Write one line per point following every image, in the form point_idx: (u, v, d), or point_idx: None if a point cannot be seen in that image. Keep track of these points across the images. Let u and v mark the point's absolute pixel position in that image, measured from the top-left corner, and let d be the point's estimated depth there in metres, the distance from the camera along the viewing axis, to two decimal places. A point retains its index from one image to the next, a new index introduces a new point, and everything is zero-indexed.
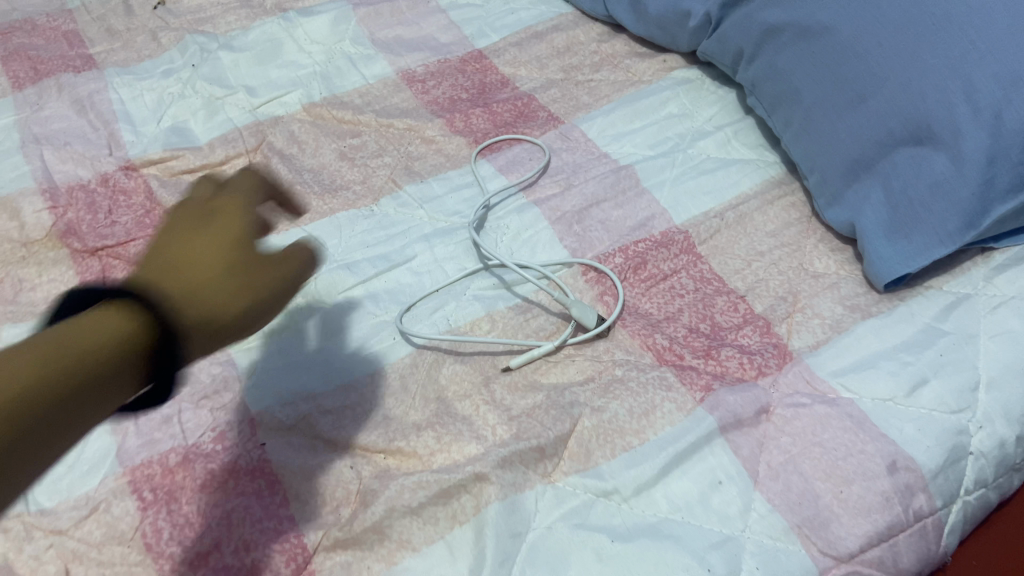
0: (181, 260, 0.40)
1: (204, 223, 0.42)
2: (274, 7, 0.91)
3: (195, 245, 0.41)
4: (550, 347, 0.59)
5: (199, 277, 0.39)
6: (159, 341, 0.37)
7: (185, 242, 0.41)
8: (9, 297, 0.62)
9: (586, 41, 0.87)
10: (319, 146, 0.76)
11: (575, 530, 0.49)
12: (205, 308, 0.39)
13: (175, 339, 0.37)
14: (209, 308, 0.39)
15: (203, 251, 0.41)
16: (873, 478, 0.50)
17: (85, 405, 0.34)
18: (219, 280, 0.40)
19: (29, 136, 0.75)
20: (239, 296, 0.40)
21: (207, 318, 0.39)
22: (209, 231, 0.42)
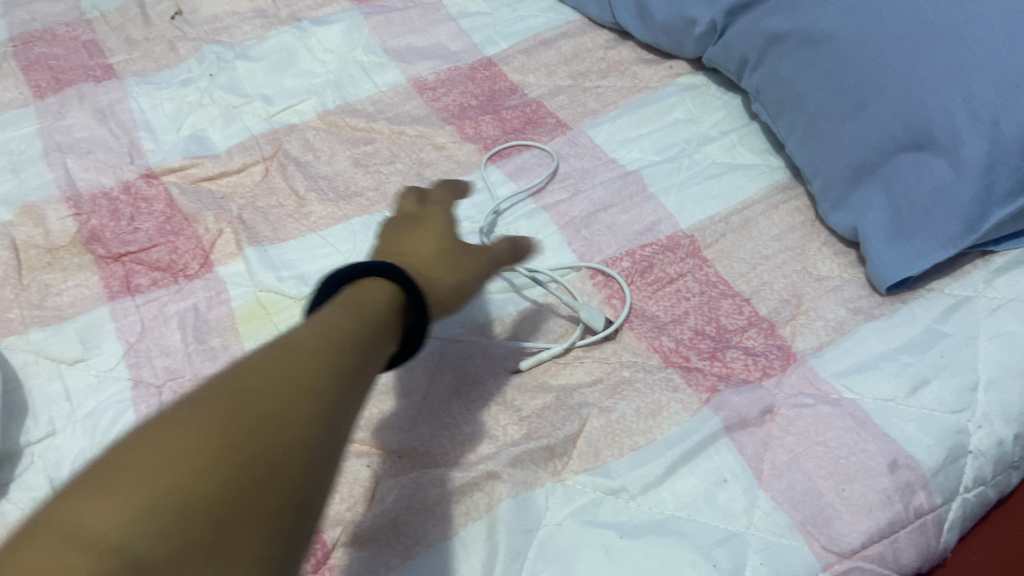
0: (412, 245, 0.51)
1: (410, 223, 0.54)
2: (288, 16, 0.93)
3: (417, 237, 0.52)
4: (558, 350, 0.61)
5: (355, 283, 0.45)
6: (348, 357, 0.39)
7: (406, 237, 0.52)
8: (36, 302, 0.64)
9: (593, 48, 0.89)
10: (334, 153, 0.78)
11: (584, 526, 0.51)
12: (383, 318, 0.43)
13: (358, 352, 0.40)
14: (382, 321, 0.43)
15: (421, 243, 0.52)
16: (874, 476, 0.51)
17: (317, 388, 0.37)
18: (443, 259, 0.51)
19: (52, 145, 0.77)
20: (457, 270, 0.51)
21: (387, 326, 0.43)
22: (417, 231, 0.53)
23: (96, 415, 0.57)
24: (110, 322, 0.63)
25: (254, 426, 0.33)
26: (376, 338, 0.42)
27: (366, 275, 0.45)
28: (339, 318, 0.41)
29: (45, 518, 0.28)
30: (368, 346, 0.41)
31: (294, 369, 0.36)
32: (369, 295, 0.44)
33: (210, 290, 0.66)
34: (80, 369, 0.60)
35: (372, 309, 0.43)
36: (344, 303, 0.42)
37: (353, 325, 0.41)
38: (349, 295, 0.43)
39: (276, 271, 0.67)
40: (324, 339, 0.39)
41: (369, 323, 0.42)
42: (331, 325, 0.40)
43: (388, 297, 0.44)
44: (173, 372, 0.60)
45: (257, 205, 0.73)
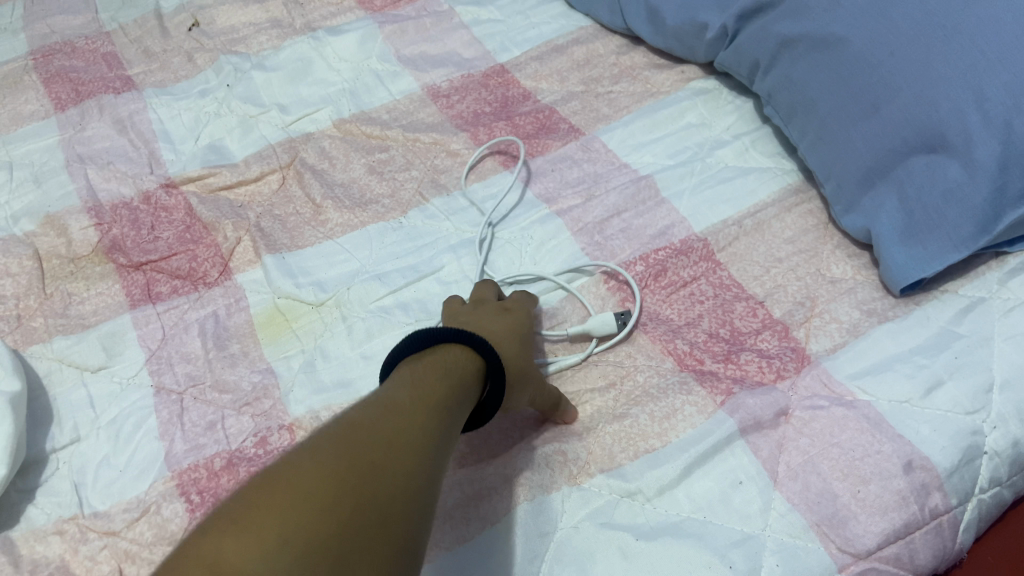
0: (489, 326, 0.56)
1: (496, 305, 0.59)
2: (303, 25, 0.94)
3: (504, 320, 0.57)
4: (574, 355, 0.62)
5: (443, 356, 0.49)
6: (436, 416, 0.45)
7: (489, 317, 0.57)
8: (60, 310, 0.66)
9: (605, 54, 0.90)
10: (349, 161, 0.79)
11: (601, 528, 0.52)
12: (465, 383, 0.48)
13: (443, 414, 0.45)
14: (463, 385, 0.48)
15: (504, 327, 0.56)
16: (889, 477, 0.51)
17: (407, 444, 0.42)
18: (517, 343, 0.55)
19: (73, 156, 0.78)
20: (523, 362, 0.54)
21: (468, 389, 0.48)
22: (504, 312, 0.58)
23: (119, 421, 0.58)
24: (132, 330, 0.64)
25: (364, 479, 0.38)
26: (458, 401, 0.47)
27: (452, 342, 0.49)
28: (428, 382, 0.46)
29: (193, 554, 0.33)
30: (451, 407, 0.46)
31: (391, 429, 0.42)
32: (452, 359, 0.49)
33: (230, 297, 0.67)
34: (103, 376, 0.61)
35: (456, 376, 0.48)
36: (433, 369, 0.47)
37: (439, 389, 0.46)
38: (436, 360, 0.48)
39: (294, 278, 0.68)
40: (414, 403, 0.44)
41: (451, 386, 0.47)
42: (420, 386, 0.46)
43: (470, 363, 0.49)
44: (194, 379, 0.61)
45: (275, 213, 0.74)
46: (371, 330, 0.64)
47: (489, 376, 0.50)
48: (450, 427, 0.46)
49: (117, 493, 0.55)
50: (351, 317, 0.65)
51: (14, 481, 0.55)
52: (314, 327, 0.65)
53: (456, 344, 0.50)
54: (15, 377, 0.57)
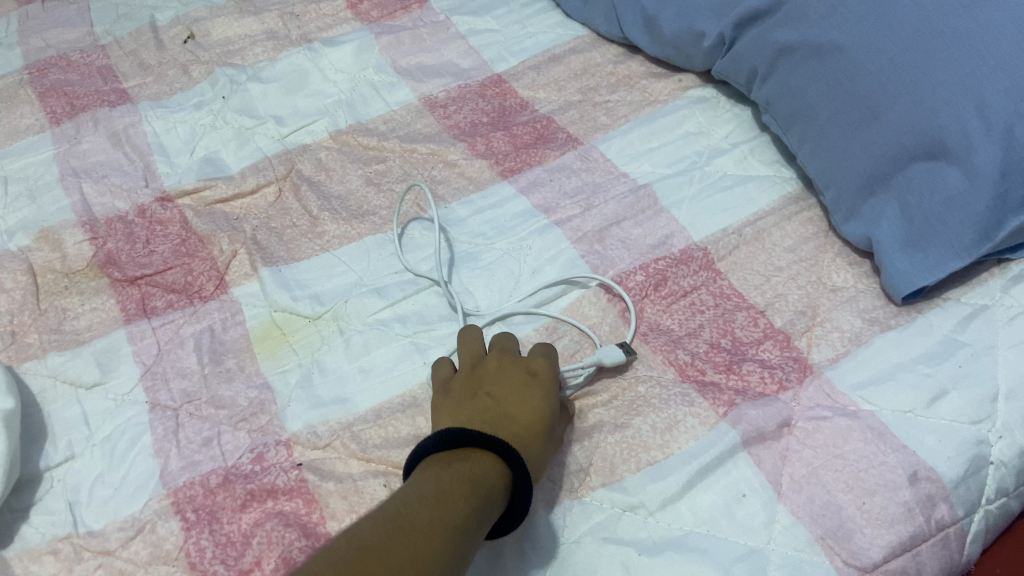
0: (507, 417, 0.51)
1: (516, 382, 0.54)
2: (299, 37, 0.94)
3: (525, 408, 0.52)
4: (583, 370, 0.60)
5: (468, 467, 0.46)
6: (455, 534, 0.43)
7: (509, 401, 0.52)
8: (54, 326, 0.65)
9: (602, 63, 0.89)
10: (346, 172, 0.78)
11: (603, 543, 0.51)
12: (489, 500, 0.45)
13: (460, 537, 0.43)
14: (489, 501, 0.45)
15: (529, 419, 0.51)
16: (895, 489, 0.51)
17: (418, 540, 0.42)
18: (540, 441, 0.51)
19: (68, 170, 0.78)
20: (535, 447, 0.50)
21: (490, 509, 0.45)
22: (529, 398, 0.53)
23: (114, 438, 0.58)
24: (127, 346, 0.64)
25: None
26: (481, 518, 0.44)
27: (482, 449, 0.47)
28: (452, 498, 0.44)
29: None
30: (471, 531, 0.44)
31: (401, 562, 0.40)
32: (480, 471, 0.46)
33: (226, 311, 0.66)
34: (98, 392, 0.61)
35: (482, 493, 0.45)
36: (457, 482, 0.45)
37: (460, 507, 0.44)
38: (462, 471, 0.45)
39: (291, 291, 0.67)
40: (436, 524, 0.43)
41: (475, 503, 0.44)
42: (443, 498, 0.44)
43: (496, 476, 0.46)
44: (190, 395, 0.60)
45: (271, 226, 0.73)
46: (369, 344, 0.63)
47: (517, 493, 0.46)
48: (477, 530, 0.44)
49: (111, 511, 0.54)
50: (349, 330, 0.64)
51: (7, 500, 0.54)
52: (311, 341, 0.64)
53: (484, 451, 0.47)
54: (8, 395, 0.56)
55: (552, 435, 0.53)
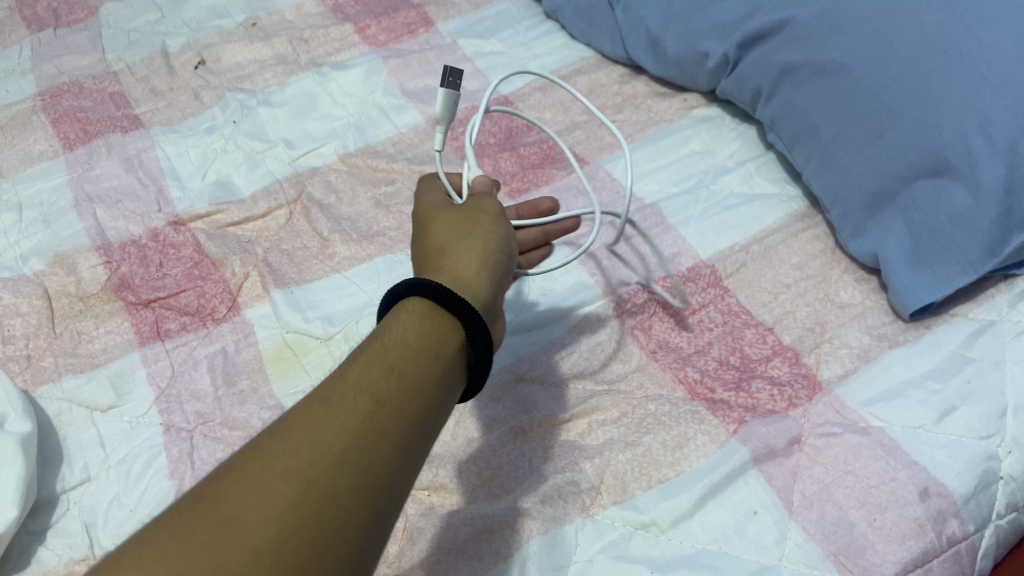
0: (421, 249, 0.52)
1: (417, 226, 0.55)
2: (308, 61, 0.95)
3: (427, 234, 0.52)
4: (449, 100, 0.58)
5: (384, 330, 0.44)
6: (359, 409, 0.40)
7: (416, 243, 0.53)
8: (69, 349, 0.66)
9: (607, 84, 0.90)
10: (355, 195, 0.79)
11: (616, 561, 0.51)
12: (410, 347, 0.43)
13: (367, 409, 0.40)
14: (406, 355, 0.42)
15: (430, 245, 0.51)
16: (906, 505, 0.51)
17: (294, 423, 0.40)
18: (451, 250, 0.50)
19: (82, 196, 0.79)
20: (443, 255, 0.49)
21: (419, 355, 0.43)
22: (423, 236, 0.52)
23: (130, 460, 0.58)
24: (141, 367, 0.64)
25: (213, 543, 0.35)
26: (407, 363, 0.42)
27: (401, 306, 0.45)
28: (356, 367, 0.42)
29: None
30: (385, 384, 0.41)
31: (272, 448, 0.38)
32: (396, 327, 0.44)
33: (238, 332, 0.67)
34: (113, 415, 0.61)
35: (398, 342, 0.43)
36: (369, 348, 0.43)
37: (363, 369, 0.42)
38: (379, 335, 0.44)
39: (302, 312, 0.68)
40: (326, 407, 0.40)
41: (384, 361, 0.42)
42: (338, 380, 0.41)
43: (418, 319, 0.44)
44: (204, 417, 0.61)
45: (282, 248, 0.74)
46: None
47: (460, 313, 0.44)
48: (404, 376, 0.42)
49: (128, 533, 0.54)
50: None
51: (25, 523, 0.55)
52: (323, 362, 0.65)
53: (402, 305, 0.45)
54: (24, 419, 0.57)
55: (460, 232, 0.51)
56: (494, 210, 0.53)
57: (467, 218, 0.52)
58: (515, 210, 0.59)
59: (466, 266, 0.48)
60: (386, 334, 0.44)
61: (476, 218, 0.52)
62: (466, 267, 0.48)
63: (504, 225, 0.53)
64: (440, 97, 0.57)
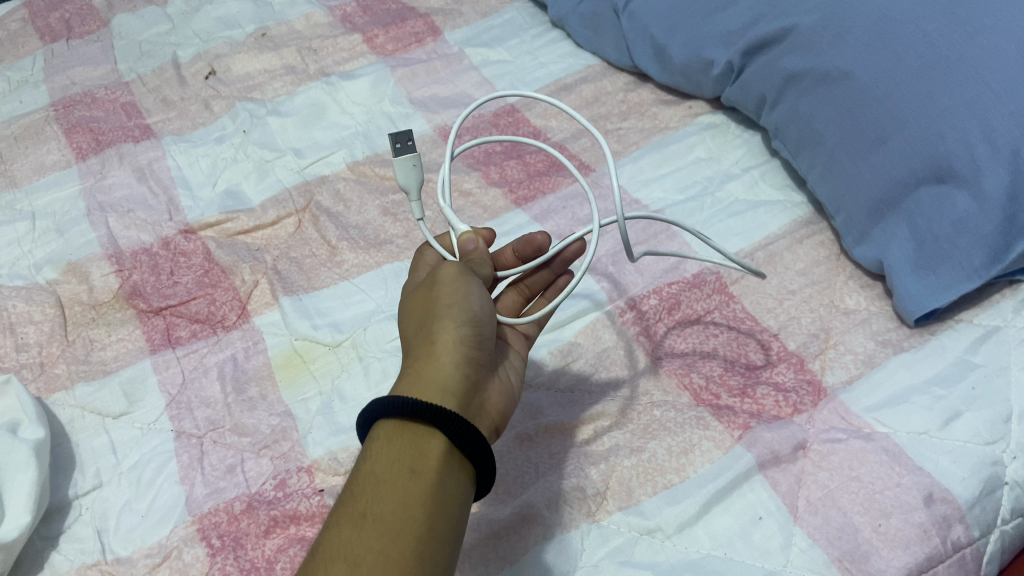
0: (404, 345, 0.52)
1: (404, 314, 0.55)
2: (317, 71, 0.96)
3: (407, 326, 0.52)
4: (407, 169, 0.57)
5: (359, 474, 0.44)
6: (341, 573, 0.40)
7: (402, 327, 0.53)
8: (82, 356, 0.67)
9: (613, 91, 0.91)
10: (364, 203, 0.80)
11: (622, 567, 0.51)
12: (384, 483, 0.43)
13: (347, 570, 0.40)
14: (379, 494, 0.42)
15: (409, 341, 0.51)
16: (910, 510, 0.51)
17: None
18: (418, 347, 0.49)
19: (94, 206, 0.80)
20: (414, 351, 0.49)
21: (393, 486, 0.42)
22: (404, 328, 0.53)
23: (141, 466, 0.59)
24: (152, 374, 0.65)
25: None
26: (382, 505, 0.42)
27: (375, 437, 0.45)
28: (337, 527, 0.42)
29: None
30: (363, 534, 0.41)
31: None
32: (370, 467, 0.44)
33: (248, 339, 0.68)
34: (125, 421, 0.62)
35: (372, 486, 0.43)
36: (349, 500, 0.43)
37: (340, 531, 0.42)
38: (357, 478, 0.44)
39: (311, 320, 0.68)
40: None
41: (359, 512, 0.42)
42: (325, 550, 0.41)
43: (390, 450, 0.44)
44: (214, 423, 0.62)
45: (291, 256, 0.75)
46: (388, 370, 0.64)
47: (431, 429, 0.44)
48: (381, 520, 0.41)
49: (139, 538, 0.55)
50: (368, 357, 0.65)
51: (38, 528, 0.56)
52: (331, 368, 0.65)
53: (375, 438, 0.45)
54: (38, 426, 0.58)
55: (426, 318, 0.50)
56: (449, 276, 0.50)
57: (428, 298, 0.51)
58: (511, 249, 0.56)
59: (428, 360, 0.47)
60: (359, 479, 0.44)
61: (433, 291, 0.51)
62: (428, 363, 0.47)
63: (466, 287, 0.50)
64: (398, 166, 0.57)
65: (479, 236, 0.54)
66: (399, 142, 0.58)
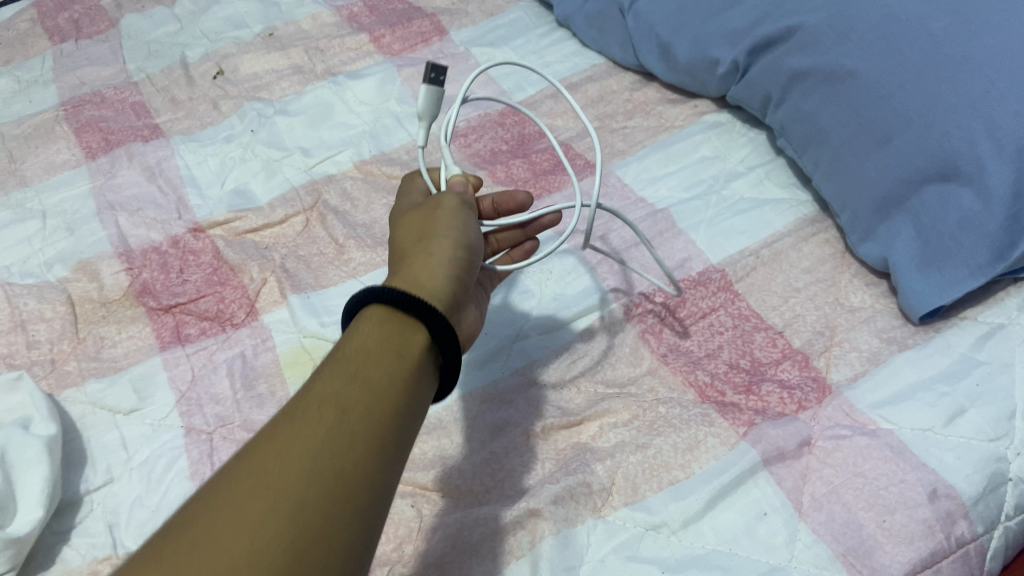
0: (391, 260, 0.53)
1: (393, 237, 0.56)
2: (324, 70, 0.97)
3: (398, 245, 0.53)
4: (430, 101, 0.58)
5: (346, 343, 0.44)
6: (324, 420, 0.40)
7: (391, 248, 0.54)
8: (93, 354, 0.67)
9: (618, 90, 0.91)
10: (371, 202, 0.80)
11: (627, 562, 0.52)
12: (371, 354, 0.43)
13: (334, 416, 0.41)
14: (366, 363, 0.43)
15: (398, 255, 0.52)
16: (914, 506, 0.51)
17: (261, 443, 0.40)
18: (410, 256, 0.50)
19: (104, 204, 0.81)
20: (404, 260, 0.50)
21: (381, 359, 0.43)
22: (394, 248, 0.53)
23: (151, 462, 0.60)
24: (162, 371, 0.66)
25: (199, 558, 0.35)
26: (367, 371, 0.43)
27: (362, 318, 0.45)
28: (321, 381, 0.42)
29: None
30: (348, 391, 0.42)
31: (244, 474, 0.38)
32: (358, 340, 0.44)
33: (257, 337, 0.68)
34: (135, 418, 0.63)
35: (359, 356, 0.43)
36: (333, 362, 0.44)
37: (325, 384, 0.42)
38: (342, 349, 0.44)
39: (319, 317, 0.69)
40: (296, 422, 0.40)
41: (346, 372, 0.43)
42: (305, 397, 0.42)
43: (379, 328, 0.45)
44: (223, 420, 0.62)
45: (299, 254, 0.76)
46: None
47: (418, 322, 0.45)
48: (366, 382, 0.42)
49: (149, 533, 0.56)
50: None
51: (50, 523, 0.56)
52: None
53: (363, 318, 0.45)
54: (50, 422, 0.58)
55: (421, 234, 0.51)
56: (451, 204, 0.52)
57: (427, 217, 0.52)
58: (490, 200, 0.58)
59: (421, 265, 0.48)
60: (348, 347, 0.44)
61: (433, 213, 0.52)
62: (421, 268, 0.48)
63: (464, 218, 0.52)
64: (423, 94, 0.57)
65: (468, 181, 0.56)
66: (434, 73, 0.57)
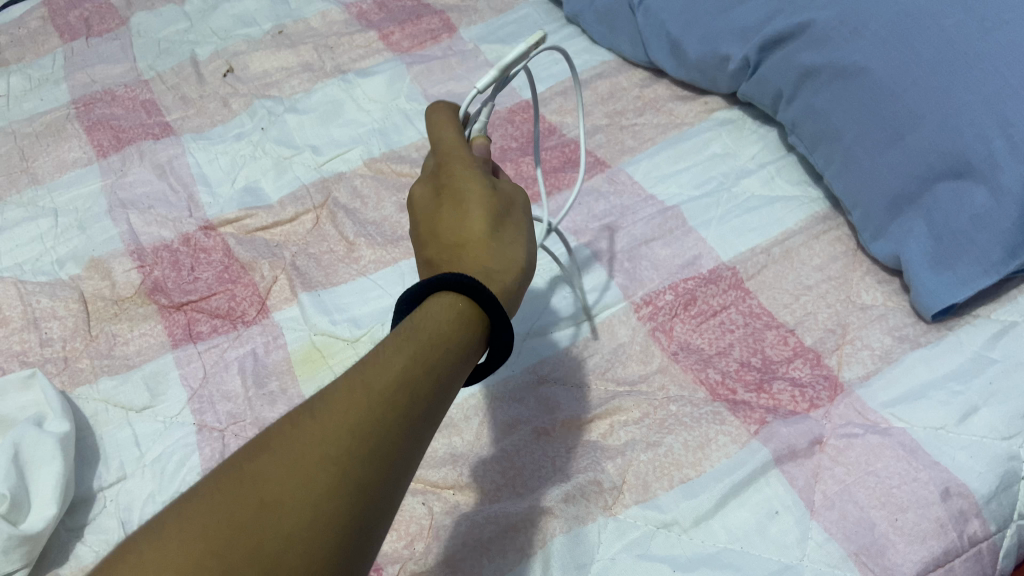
0: (452, 227, 0.50)
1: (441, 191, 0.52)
2: (333, 68, 0.97)
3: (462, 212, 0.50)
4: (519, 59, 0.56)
5: (416, 322, 0.43)
6: (395, 404, 0.39)
7: (442, 207, 0.51)
8: (105, 351, 0.68)
9: (628, 87, 0.91)
10: (381, 200, 0.80)
11: (638, 560, 0.52)
12: (441, 344, 0.42)
13: (404, 404, 0.40)
14: (437, 353, 0.42)
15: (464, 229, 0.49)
16: (927, 505, 0.51)
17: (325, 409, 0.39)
18: (485, 244, 0.49)
19: (115, 202, 0.81)
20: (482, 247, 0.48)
21: (449, 353, 0.42)
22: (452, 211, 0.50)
23: (164, 458, 0.60)
24: (174, 369, 0.66)
25: (253, 524, 0.35)
26: (437, 359, 0.42)
27: (441, 303, 0.44)
28: (391, 356, 0.41)
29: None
30: (419, 378, 0.41)
31: (311, 438, 0.37)
32: (431, 322, 0.43)
33: (267, 334, 0.69)
34: (148, 415, 0.63)
35: (433, 342, 0.42)
36: (403, 338, 0.42)
37: (398, 361, 0.41)
38: (414, 327, 0.43)
39: (329, 315, 0.69)
40: (363, 396, 0.39)
41: (419, 355, 0.41)
42: (375, 368, 0.40)
43: (453, 316, 0.44)
44: (235, 417, 0.62)
45: (310, 252, 0.76)
46: None
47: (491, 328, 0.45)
48: (433, 373, 0.42)
49: None
50: None
51: (64, 520, 0.57)
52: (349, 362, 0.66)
53: (441, 301, 0.44)
54: (63, 419, 0.59)
55: (496, 225, 0.50)
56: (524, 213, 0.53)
57: (504, 211, 0.51)
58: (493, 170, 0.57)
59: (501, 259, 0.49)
60: (418, 327, 0.43)
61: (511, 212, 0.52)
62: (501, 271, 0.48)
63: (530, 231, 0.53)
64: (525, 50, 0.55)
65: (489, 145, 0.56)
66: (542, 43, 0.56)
